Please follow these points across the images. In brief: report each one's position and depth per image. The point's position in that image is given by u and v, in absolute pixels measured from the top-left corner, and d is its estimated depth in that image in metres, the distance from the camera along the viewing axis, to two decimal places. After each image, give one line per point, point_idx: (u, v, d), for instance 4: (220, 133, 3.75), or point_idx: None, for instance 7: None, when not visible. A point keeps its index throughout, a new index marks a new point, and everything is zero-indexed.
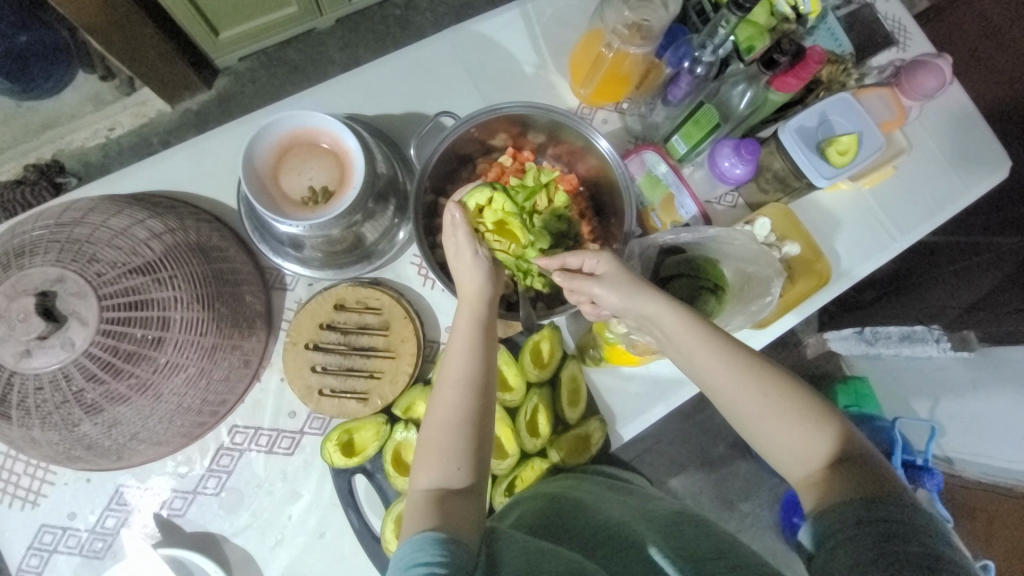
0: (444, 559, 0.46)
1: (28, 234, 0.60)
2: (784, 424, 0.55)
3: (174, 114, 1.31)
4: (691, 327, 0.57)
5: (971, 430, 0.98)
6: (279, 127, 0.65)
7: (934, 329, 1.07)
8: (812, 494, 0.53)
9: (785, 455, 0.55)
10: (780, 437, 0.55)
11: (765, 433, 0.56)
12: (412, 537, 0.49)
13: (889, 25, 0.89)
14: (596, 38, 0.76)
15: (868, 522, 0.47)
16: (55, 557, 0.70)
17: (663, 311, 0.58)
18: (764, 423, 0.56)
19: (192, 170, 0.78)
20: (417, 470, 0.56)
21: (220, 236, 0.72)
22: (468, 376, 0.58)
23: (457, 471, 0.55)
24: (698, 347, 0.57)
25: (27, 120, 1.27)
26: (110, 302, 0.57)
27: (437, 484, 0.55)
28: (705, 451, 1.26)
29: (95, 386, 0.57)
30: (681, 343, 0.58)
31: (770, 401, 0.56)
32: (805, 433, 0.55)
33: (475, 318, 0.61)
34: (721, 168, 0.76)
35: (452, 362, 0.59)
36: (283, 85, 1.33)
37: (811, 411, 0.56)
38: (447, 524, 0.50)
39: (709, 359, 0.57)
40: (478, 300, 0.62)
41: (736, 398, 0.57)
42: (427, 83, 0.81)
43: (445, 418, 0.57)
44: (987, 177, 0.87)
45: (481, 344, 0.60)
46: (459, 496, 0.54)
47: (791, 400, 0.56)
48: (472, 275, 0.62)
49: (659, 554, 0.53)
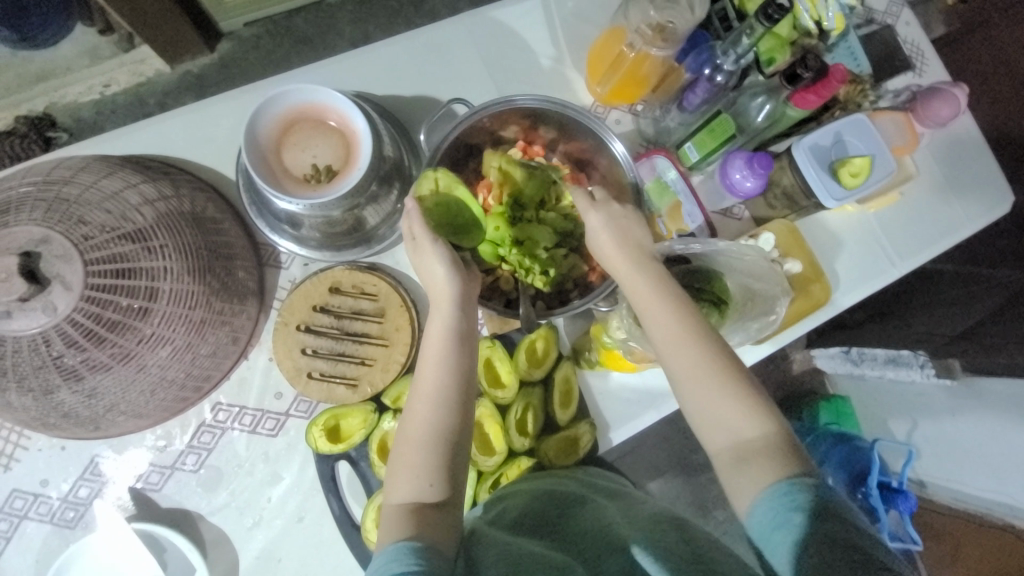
0: (420, 567, 0.47)
1: (15, 190, 0.58)
2: (732, 405, 0.54)
3: (173, 75, 1.26)
4: (660, 294, 0.58)
5: (946, 459, 1.01)
6: (284, 101, 0.63)
7: (919, 355, 1.08)
8: (754, 480, 0.51)
9: (733, 439, 0.54)
10: (728, 419, 0.54)
11: (714, 413, 0.55)
12: (386, 547, 0.49)
13: (908, 49, 0.89)
14: (617, 36, 0.75)
15: (809, 506, 0.47)
16: (24, 524, 0.68)
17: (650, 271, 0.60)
18: (716, 402, 0.55)
19: (191, 136, 0.75)
20: (391, 483, 0.55)
21: (216, 207, 0.70)
22: (441, 386, 0.56)
23: (430, 487, 0.53)
24: (660, 313, 0.57)
25: (20, 69, 1.22)
26: (96, 268, 0.54)
27: (411, 498, 0.53)
28: (687, 458, 1.26)
29: (76, 353, 0.55)
30: (644, 307, 0.59)
31: (727, 380, 0.55)
32: (752, 418, 0.54)
33: (448, 322, 0.58)
34: (732, 180, 0.75)
35: (425, 372, 0.57)
36: (288, 56, 1.29)
37: (760, 397, 0.55)
38: (422, 533, 0.50)
39: (672, 328, 0.57)
40: (450, 302, 0.59)
41: (696, 371, 0.56)
42: (441, 67, 0.79)
43: (418, 432, 0.55)
44: (988, 209, 0.88)
45: (453, 353, 0.57)
46: (435, 510, 0.53)
47: (741, 383, 0.55)
48: (439, 273, 0.59)
49: (644, 557, 0.52)
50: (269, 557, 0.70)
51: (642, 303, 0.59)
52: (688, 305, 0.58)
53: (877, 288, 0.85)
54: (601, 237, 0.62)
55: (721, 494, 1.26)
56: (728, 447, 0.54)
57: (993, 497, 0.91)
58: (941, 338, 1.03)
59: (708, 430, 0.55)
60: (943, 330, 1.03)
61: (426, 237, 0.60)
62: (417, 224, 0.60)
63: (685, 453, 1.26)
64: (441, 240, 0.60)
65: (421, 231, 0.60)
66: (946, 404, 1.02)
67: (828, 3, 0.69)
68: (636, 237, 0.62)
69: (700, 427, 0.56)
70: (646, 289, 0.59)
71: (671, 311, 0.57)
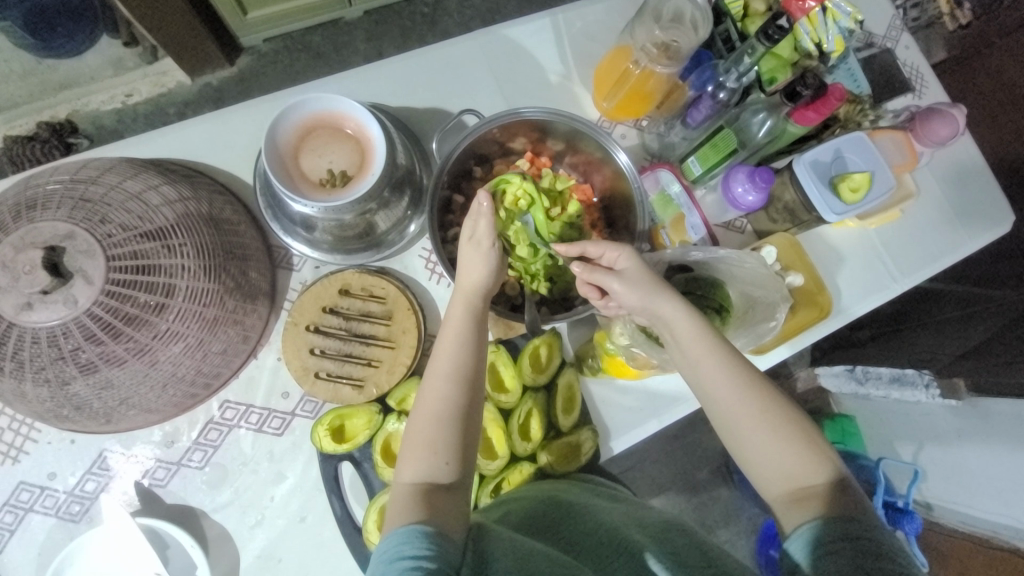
0: (431, 553, 0.47)
1: (42, 186, 0.60)
2: (774, 437, 0.56)
3: (193, 86, 1.31)
4: (700, 331, 0.58)
5: (952, 480, 0.99)
6: (304, 109, 0.66)
7: (924, 374, 1.08)
8: (799, 511, 0.52)
9: (774, 470, 0.55)
10: (770, 450, 0.55)
11: (756, 443, 0.56)
12: (397, 529, 0.50)
13: (907, 71, 0.91)
14: (624, 54, 0.77)
15: (851, 539, 0.48)
16: (29, 516, 0.69)
17: (679, 317, 0.58)
18: (756, 433, 0.56)
19: (211, 142, 0.78)
20: (403, 463, 0.56)
21: (233, 210, 0.72)
22: (457, 369, 0.57)
23: (445, 465, 0.55)
24: (701, 350, 0.57)
25: (46, 78, 1.27)
26: (118, 264, 0.56)
27: (424, 478, 0.54)
28: (689, 474, 1.25)
29: (92, 346, 0.56)
30: (684, 341, 0.58)
31: (768, 412, 0.56)
32: (793, 448, 0.55)
33: (471, 313, 0.60)
34: (734, 194, 0.77)
35: (441, 358, 0.58)
36: (305, 70, 1.34)
37: (801, 425, 0.57)
38: (435, 516, 0.51)
39: (713, 363, 0.57)
40: (477, 294, 0.61)
41: (740, 404, 0.57)
42: (453, 81, 0.82)
43: (434, 415, 0.56)
44: (988, 230, 0.89)
45: (474, 341, 0.59)
46: (446, 492, 0.54)
47: (782, 413, 0.57)
48: (479, 266, 0.60)
49: (657, 564, 0.53)
50: (270, 556, 0.70)
51: (681, 338, 0.58)
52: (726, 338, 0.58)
53: (879, 303, 0.85)
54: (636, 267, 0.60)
55: (724, 511, 1.24)
56: (771, 477, 0.55)
57: (996, 521, 0.90)
58: (945, 358, 1.05)
59: (750, 461, 0.57)
60: (948, 349, 1.05)
61: (485, 241, 0.60)
62: (482, 222, 0.60)
63: (687, 469, 1.26)
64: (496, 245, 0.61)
65: (481, 229, 0.60)
66: (952, 425, 1.02)
67: (829, 26, 0.72)
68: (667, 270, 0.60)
69: (740, 457, 0.57)
70: (685, 326, 0.58)
71: (711, 346, 0.57)
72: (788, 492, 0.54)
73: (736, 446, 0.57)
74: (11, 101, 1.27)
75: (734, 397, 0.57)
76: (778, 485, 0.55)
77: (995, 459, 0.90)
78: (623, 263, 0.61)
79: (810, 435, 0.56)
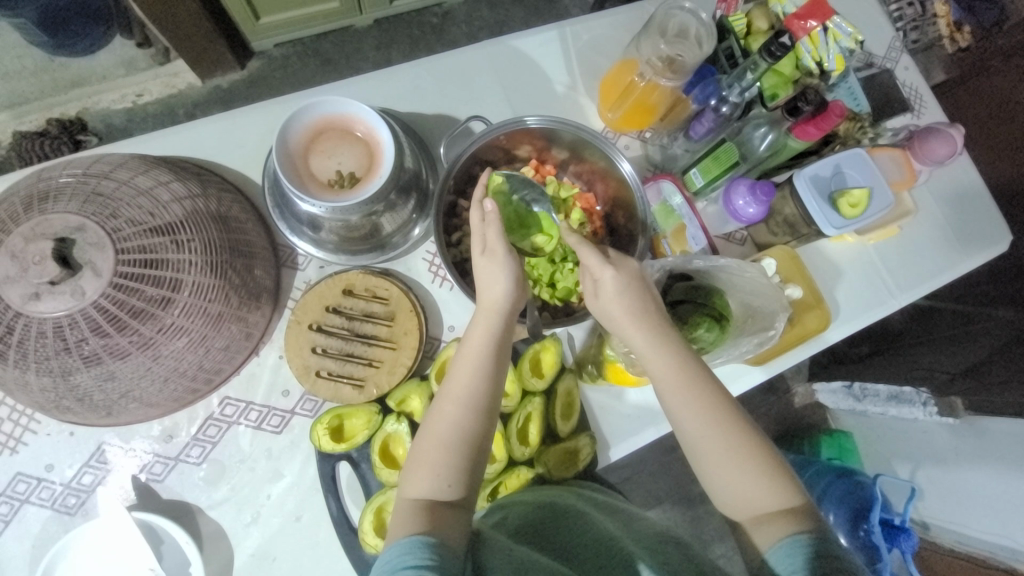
0: (433, 563, 0.48)
1: (54, 180, 0.61)
2: (744, 465, 0.56)
3: (203, 88, 1.33)
4: (676, 363, 0.58)
5: (950, 499, 0.99)
6: (316, 111, 0.67)
7: (922, 392, 1.09)
8: (766, 537, 0.54)
9: (742, 496, 0.56)
10: (740, 478, 0.56)
11: (727, 473, 0.56)
12: (399, 539, 0.50)
13: (907, 91, 0.93)
14: (630, 67, 0.80)
15: (819, 556, 0.50)
16: (24, 508, 0.69)
17: (652, 341, 0.58)
18: (727, 462, 0.56)
19: (221, 141, 0.79)
20: (407, 479, 0.56)
21: (240, 208, 0.73)
22: (474, 396, 0.57)
23: (447, 488, 0.55)
24: (673, 378, 0.57)
25: (58, 75, 1.29)
26: (126, 257, 0.57)
27: (427, 495, 0.54)
28: (685, 487, 1.25)
29: (97, 338, 0.57)
30: (657, 372, 0.58)
31: (741, 442, 0.57)
32: (762, 475, 0.56)
33: (489, 333, 0.59)
34: (735, 207, 0.78)
35: (458, 378, 0.58)
36: (315, 75, 1.36)
37: (770, 452, 0.57)
38: (436, 530, 0.51)
39: (688, 395, 0.57)
40: (497, 312, 0.60)
41: (714, 434, 0.57)
42: (461, 88, 0.83)
43: (441, 435, 0.56)
44: (987, 249, 0.90)
45: (490, 364, 0.58)
46: (450, 509, 0.54)
47: (754, 441, 0.57)
48: (501, 287, 0.60)
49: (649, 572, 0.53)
50: (263, 555, 0.70)
51: (656, 370, 0.58)
52: (702, 370, 0.58)
53: (877, 318, 0.86)
54: (616, 293, 0.59)
55: (720, 525, 1.24)
56: (738, 503, 0.56)
57: (995, 542, 0.88)
58: (942, 376, 1.06)
59: (719, 487, 0.57)
60: (947, 367, 1.06)
61: (499, 247, 0.60)
62: (491, 231, 0.61)
63: (683, 481, 1.25)
64: (514, 252, 0.61)
65: (496, 245, 0.61)
66: (948, 443, 1.02)
67: (829, 45, 0.75)
68: (644, 300, 0.60)
69: (711, 484, 0.58)
70: (658, 356, 0.58)
71: (684, 376, 0.57)
72: (756, 518, 0.55)
73: (705, 474, 0.58)
74: (22, 96, 1.28)
75: (704, 427, 0.57)
76: (745, 511, 0.56)
77: (991, 479, 0.91)
78: (605, 290, 0.60)
79: (778, 462, 0.57)
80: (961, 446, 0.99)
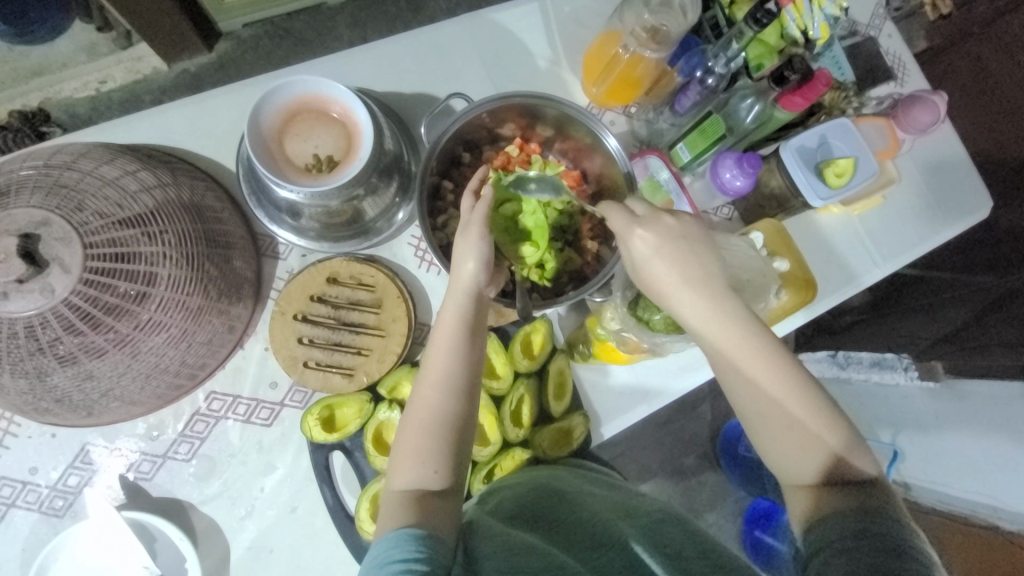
0: (422, 556, 0.47)
1: (15, 172, 0.58)
2: (797, 434, 0.54)
3: (171, 73, 1.27)
4: (739, 330, 0.55)
5: (934, 461, 1.01)
6: (289, 92, 0.64)
7: (903, 358, 1.15)
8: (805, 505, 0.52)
9: (794, 461, 0.54)
10: (792, 448, 0.54)
11: (780, 440, 0.54)
12: (387, 535, 0.49)
13: (890, 60, 0.92)
14: (613, 39, 0.77)
15: (865, 539, 0.47)
16: (10, 512, 0.67)
17: (716, 307, 0.55)
18: (779, 430, 0.54)
19: (191, 128, 0.76)
20: (393, 470, 0.55)
21: (215, 197, 0.70)
22: (451, 380, 0.56)
23: (433, 474, 0.54)
24: (735, 343, 0.55)
25: (16, 64, 1.22)
26: (95, 251, 0.55)
27: (412, 486, 0.53)
28: (677, 461, 1.27)
29: (71, 337, 0.55)
30: (719, 346, 0.55)
31: (801, 411, 0.54)
32: (817, 443, 0.53)
33: (461, 313, 0.57)
34: (722, 179, 0.79)
35: (434, 362, 0.56)
36: (288, 57, 1.31)
37: (832, 424, 0.54)
38: (424, 521, 0.51)
39: (749, 358, 0.55)
40: (467, 292, 0.58)
41: (771, 403, 0.54)
42: (440, 66, 0.80)
43: (424, 422, 0.55)
44: (966, 216, 0.90)
45: (468, 349, 0.57)
46: (437, 497, 0.53)
47: (818, 413, 0.54)
48: (468, 269, 0.57)
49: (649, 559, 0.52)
50: (261, 548, 0.70)
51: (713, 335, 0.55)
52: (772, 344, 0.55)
53: (862, 288, 0.88)
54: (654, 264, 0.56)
55: (711, 496, 1.28)
56: (789, 468, 0.55)
57: (975, 499, 0.92)
58: (924, 342, 1.08)
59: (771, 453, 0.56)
60: (926, 333, 1.08)
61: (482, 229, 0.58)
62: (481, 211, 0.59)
63: (675, 455, 1.28)
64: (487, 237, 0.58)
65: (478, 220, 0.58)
66: (929, 408, 1.07)
67: (814, 13, 0.71)
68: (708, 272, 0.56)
69: (760, 447, 0.57)
70: (723, 323, 0.55)
71: (753, 349, 0.55)
72: (799, 488, 0.54)
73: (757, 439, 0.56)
74: None
75: (759, 396, 0.55)
76: (791, 480, 0.55)
77: (969, 443, 0.95)
78: (645, 257, 0.57)
79: (840, 431, 0.54)
80: (941, 408, 1.04)
